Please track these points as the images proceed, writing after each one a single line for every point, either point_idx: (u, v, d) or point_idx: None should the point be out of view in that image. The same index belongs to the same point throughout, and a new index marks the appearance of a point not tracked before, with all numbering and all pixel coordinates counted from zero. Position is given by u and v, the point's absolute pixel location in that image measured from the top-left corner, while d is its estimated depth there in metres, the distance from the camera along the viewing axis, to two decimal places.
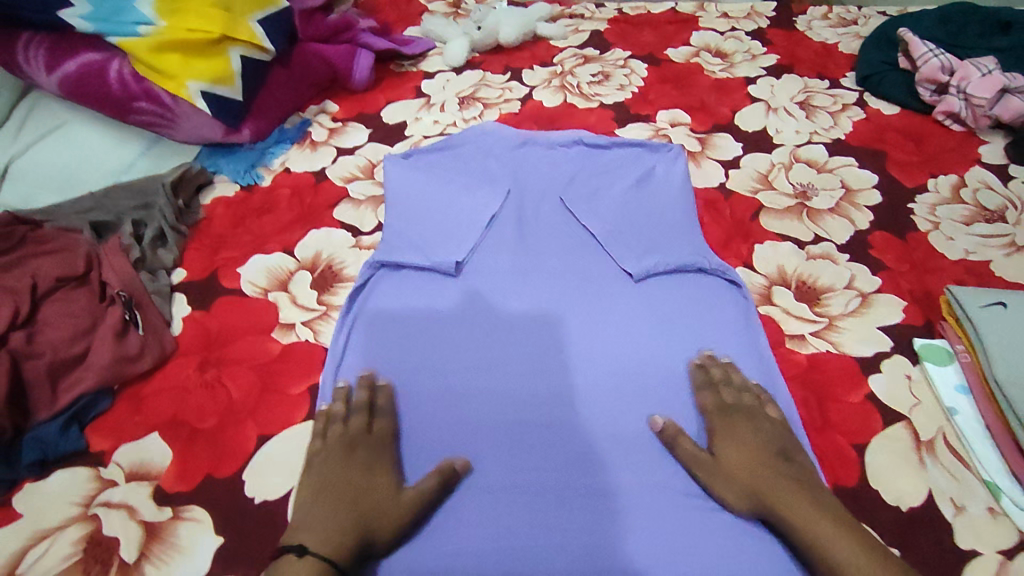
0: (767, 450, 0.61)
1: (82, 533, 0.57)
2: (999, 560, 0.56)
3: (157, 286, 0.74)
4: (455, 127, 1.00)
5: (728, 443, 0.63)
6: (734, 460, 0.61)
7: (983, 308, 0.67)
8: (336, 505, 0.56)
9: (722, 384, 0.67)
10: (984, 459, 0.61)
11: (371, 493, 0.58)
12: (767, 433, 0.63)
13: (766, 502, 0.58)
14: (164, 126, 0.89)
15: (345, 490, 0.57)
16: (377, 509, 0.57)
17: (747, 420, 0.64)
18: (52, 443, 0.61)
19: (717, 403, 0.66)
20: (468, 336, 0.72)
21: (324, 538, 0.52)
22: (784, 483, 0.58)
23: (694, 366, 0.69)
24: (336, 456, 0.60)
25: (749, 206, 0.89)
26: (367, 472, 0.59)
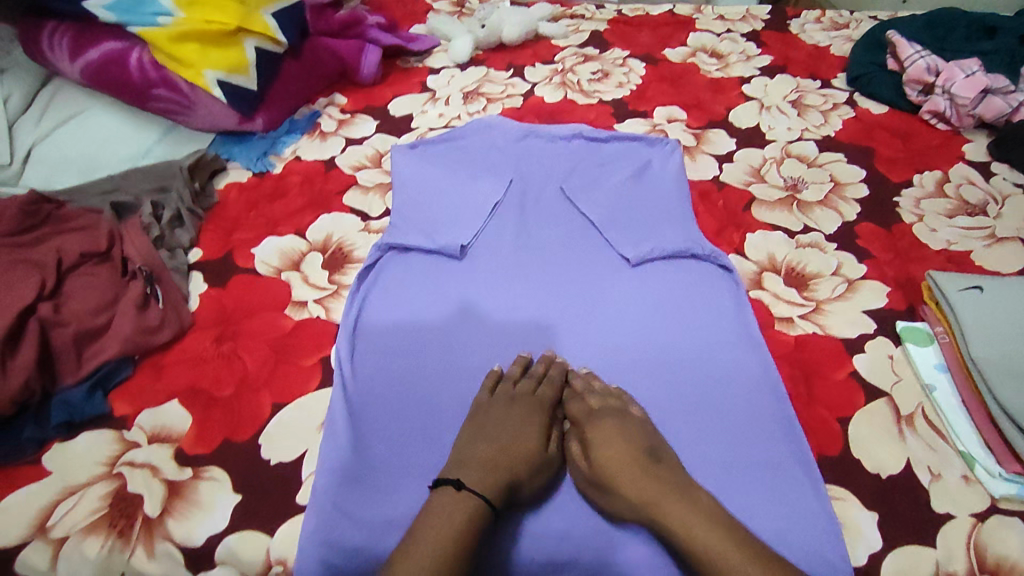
0: (630, 450, 0.60)
1: (108, 490, 0.60)
2: (970, 521, 0.60)
3: (175, 263, 0.77)
4: (460, 119, 1.04)
5: (599, 448, 0.61)
6: (602, 463, 0.61)
7: (961, 292, 0.71)
8: (497, 452, 0.61)
9: (588, 392, 0.67)
10: (960, 432, 0.65)
11: (528, 445, 0.62)
12: (630, 434, 0.62)
13: (637, 505, 0.57)
14: (181, 113, 0.93)
15: (509, 441, 0.62)
16: (524, 457, 0.61)
17: (613, 420, 0.63)
18: (79, 406, 0.64)
19: (585, 409, 0.66)
20: (465, 328, 0.74)
21: (481, 479, 0.58)
22: (652, 485, 0.58)
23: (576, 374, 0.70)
24: (493, 408, 0.65)
25: (742, 197, 0.93)
26: (529, 427, 0.64)
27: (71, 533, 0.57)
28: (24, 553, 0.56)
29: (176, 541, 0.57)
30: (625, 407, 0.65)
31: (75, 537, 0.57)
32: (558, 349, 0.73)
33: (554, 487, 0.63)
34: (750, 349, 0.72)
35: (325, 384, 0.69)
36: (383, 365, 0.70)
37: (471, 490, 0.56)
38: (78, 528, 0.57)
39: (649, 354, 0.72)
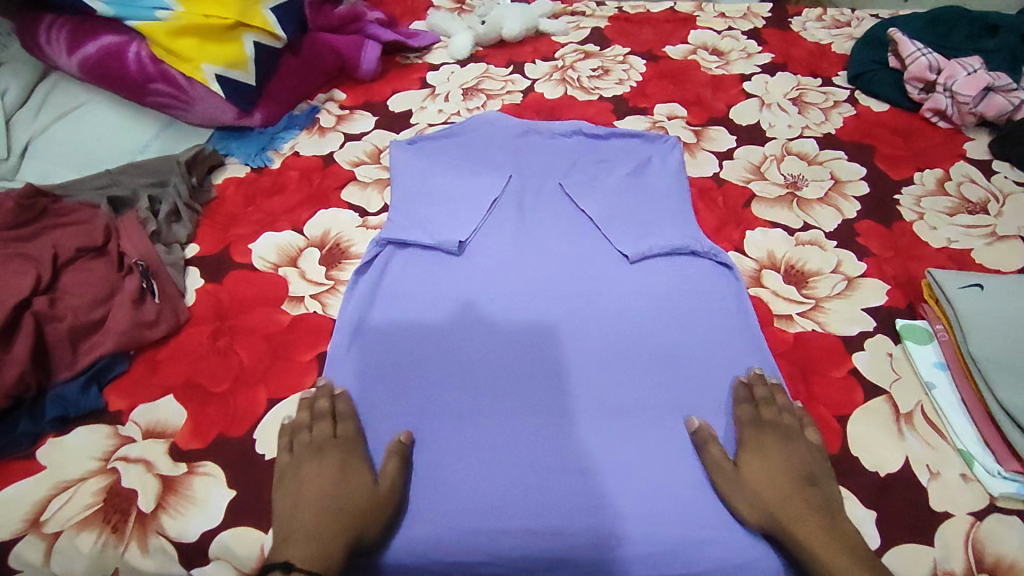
0: (792, 468, 0.61)
1: (101, 485, 0.60)
2: (968, 520, 0.59)
3: (172, 258, 0.77)
4: (459, 116, 1.03)
5: (755, 458, 0.62)
6: (757, 471, 0.61)
7: (961, 289, 0.70)
8: (314, 515, 0.56)
9: (765, 402, 0.66)
10: (959, 430, 0.65)
11: (342, 492, 0.58)
12: (797, 454, 0.62)
13: (778, 517, 0.58)
14: (178, 107, 0.93)
15: (328, 494, 0.58)
16: (345, 509, 0.57)
17: (779, 438, 0.63)
18: (74, 400, 0.64)
19: (755, 418, 0.65)
20: (466, 330, 0.73)
21: (307, 553, 0.52)
22: (806, 505, 0.58)
23: (739, 381, 0.68)
24: (306, 462, 0.60)
25: (741, 194, 0.92)
26: (337, 474, 0.59)
27: (65, 528, 0.57)
28: (19, 547, 0.56)
29: (171, 537, 0.57)
30: (800, 429, 0.64)
31: (70, 531, 0.57)
32: (560, 348, 0.72)
33: (541, 488, 0.62)
34: (748, 345, 0.72)
35: (322, 379, 0.69)
36: (383, 366, 0.69)
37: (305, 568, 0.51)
38: (72, 522, 0.57)
39: (650, 353, 0.71)
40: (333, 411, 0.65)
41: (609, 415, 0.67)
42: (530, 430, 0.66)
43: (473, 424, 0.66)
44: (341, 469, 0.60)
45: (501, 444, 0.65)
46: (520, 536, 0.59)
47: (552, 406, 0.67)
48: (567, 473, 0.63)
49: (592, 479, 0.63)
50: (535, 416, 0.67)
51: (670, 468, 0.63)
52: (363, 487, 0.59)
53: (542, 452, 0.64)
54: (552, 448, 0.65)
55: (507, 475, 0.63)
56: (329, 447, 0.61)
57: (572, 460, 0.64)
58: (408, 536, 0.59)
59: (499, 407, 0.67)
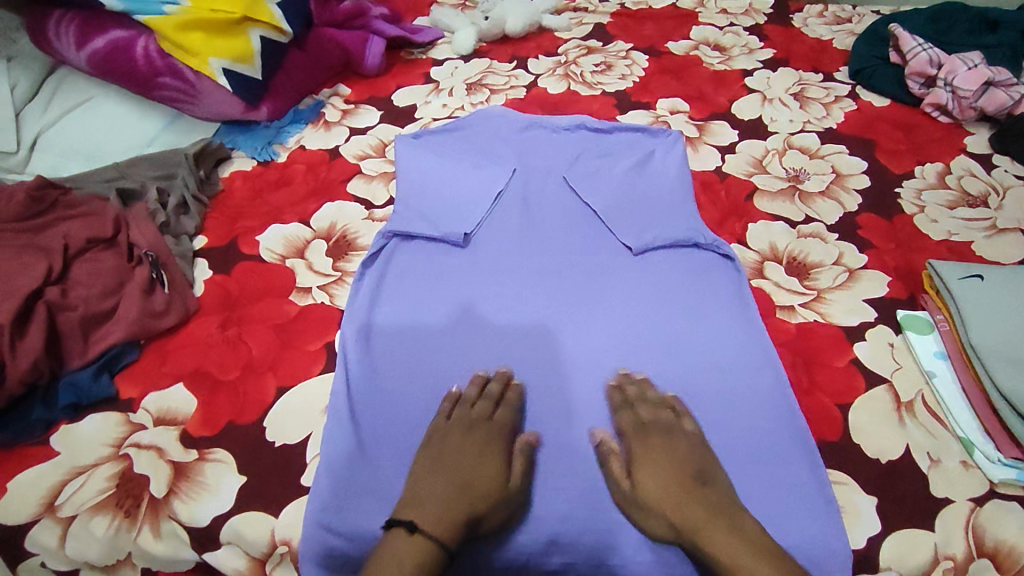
0: (681, 473, 0.60)
1: (114, 471, 0.60)
2: (969, 506, 0.60)
3: (181, 250, 0.78)
4: (463, 110, 1.04)
5: (647, 470, 0.61)
6: (648, 482, 0.60)
7: (962, 280, 0.71)
8: (453, 488, 0.58)
9: (638, 401, 0.66)
10: (959, 418, 0.65)
11: (479, 475, 0.60)
12: (679, 456, 0.61)
13: (681, 529, 0.57)
14: (186, 102, 0.94)
15: (467, 474, 0.60)
16: (476, 487, 0.59)
17: (662, 439, 0.63)
18: (86, 389, 0.65)
19: (633, 422, 0.64)
20: (468, 324, 0.73)
21: (432, 517, 0.56)
22: (702, 510, 0.57)
23: (611, 386, 0.68)
24: (452, 436, 0.63)
25: (744, 188, 0.93)
26: (480, 456, 0.61)
27: (80, 512, 0.58)
28: (34, 531, 0.57)
29: (183, 521, 0.58)
30: (677, 421, 0.64)
31: (84, 516, 0.58)
32: (560, 341, 0.72)
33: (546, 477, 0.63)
34: (749, 334, 0.72)
35: (330, 368, 0.70)
36: (388, 356, 0.70)
37: (429, 529, 0.55)
38: (86, 507, 0.58)
39: (651, 345, 0.72)
40: (502, 395, 0.67)
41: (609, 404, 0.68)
42: (532, 420, 0.66)
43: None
44: (484, 452, 0.62)
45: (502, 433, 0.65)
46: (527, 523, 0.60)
47: (552, 395, 0.68)
48: (567, 461, 0.64)
49: (592, 467, 0.63)
50: (535, 406, 0.67)
51: None
52: (495, 474, 0.60)
53: (544, 444, 0.65)
54: (552, 438, 0.65)
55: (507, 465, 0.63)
56: (480, 427, 0.63)
57: (571, 449, 0.65)
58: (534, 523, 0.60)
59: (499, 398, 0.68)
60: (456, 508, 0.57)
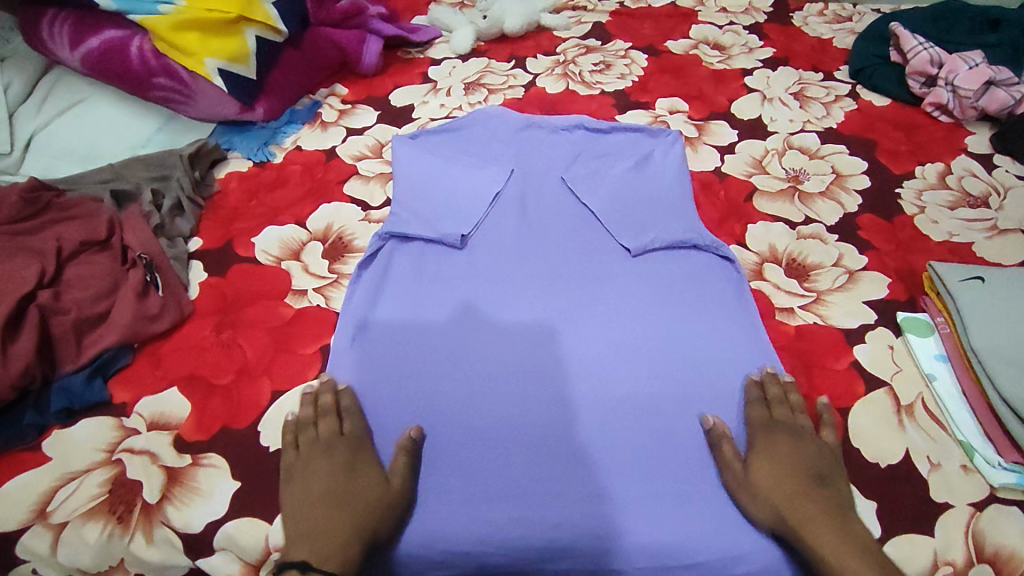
0: (806, 470, 0.59)
1: (106, 477, 0.60)
2: (969, 511, 0.59)
3: (175, 252, 0.77)
4: (461, 110, 1.03)
5: (762, 457, 0.61)
6: (768, 471, 0.60)
7: (962, 282, 0.70)
8: (327, 520, 0.55)
9: (778, 402, 0.65)
10: (960, 422, 0.64)
11: (355, 490, 0.58)
12: (812, 454, 0.61)
13: (787, 518, 0.57)
14: (181, 102, 0.93)
15: (343, 497, 0.57)
16: (354, 511, 0.56)
17: (790, 438, 0.62)
18: (79, 393, 0.64)
19: (765, 417, 0.64)
20: (466, 327, 0.73)
21: (316, 549, 0.53)
22: (817, 507, 0.57)
23: (750, 381, 0.68)
24: (316, 460, 0.60)
25: (743, 188, 0.92)
26: (345, 475, 0.59)
27: (71, 518, 0.57)
28: (25, 538, 0.56)
29: (176, 528, 0.58)
30: (814, 430, 0.63)
31: (75, 522, 0.57)
32: (561, 343, 0.72)
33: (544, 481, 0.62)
34: (749, 336, 0.72)
35: (325, 372, 0.69)
36: (387, 358, 0.70)
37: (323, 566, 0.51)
38: (78, 513, 0.57)
39: (651, 346, 0.72)
40: (336, 405, 0.64)
41: (610, 407, 0.67)
42: (534, 422, 0.66)
43: (478, 416, 0.66)
44: (351, 469, 0.59)
45: (501, 436, 0.65)
46: (523, 529, 0.59)
47: (554, 397, 0.68)
48: (568, 464, 0.63)
49: (590, 470, 0.63)
50: (535, 408, 0.67)
51: (675, 462, 0.63)
52: (373, 486, 0.58)
53: (540, 447, 0.64)
54: (551, 440, 0.65)
55: (507, 469, 0.63)
56: (336, 448, 0.61)
57: (572, 451, 0.64)
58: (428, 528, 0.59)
59: (500, 399, 0.67)
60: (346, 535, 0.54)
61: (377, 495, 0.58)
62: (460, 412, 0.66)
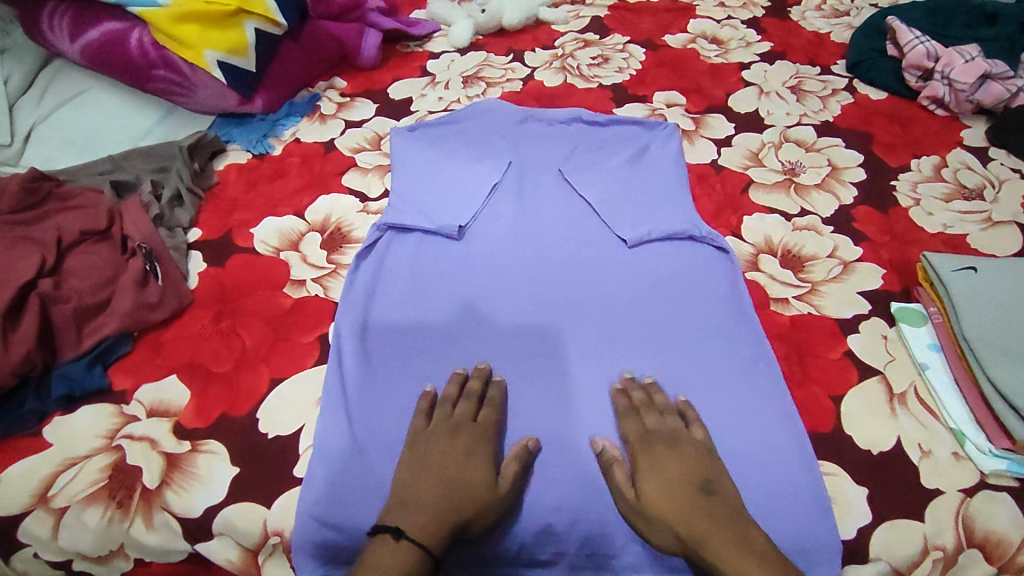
0: (687, 486, 0.57)
1: (106, 463, 0.60)
2: (959, 497, 0.60)
3: (175, 242, 0.78)
4: (459, 103, 1.04)
5: (648, 473, 0.59)
6: (655, 491, 0.57)
7: (955, 272, 0.71)
8: (437, 497, 0.56)
9: (644, 408, 0.64)
10: (952, 410, 0.65)
11: (470, 479, 0.58)
12: (686, 466, 0.58)
13: (691, 540, 0.54)
14: (180, 94, 0.94)
15: (455, 483, 0.57)
16: (458, 496, 0.56)
17: (667, 446, 0.60)
18: (79, 380, 0.65)
19: (636, 432, 0.62)
20: (464, 316, 0.73)
21: (417, 521, 0.54)
22: (711, 523, 0.54)
23: (615, 390, 0.67)
24: (437, 440, 0.61)
25: (739, 180, 0.93)
26: (463, 461, 0.59)
27: (72, 503, 0.58)
28: (27, 522, 0.57)
29: (175, 512, 0.58)
30: (684, 428, 0.63)
31: (77, 506, 0.58)
32: (558, 333, 0.72)
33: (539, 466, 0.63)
34: (743, 326, 0.72)
35: (324, 360, 0.70)
36: (387, 347, 0.70)
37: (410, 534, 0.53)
38: (79, 497, 0.58)
39: (647, 337, 0.72)
40: (482, 393, 0.65)
41: (611, 397, 0.67)
42: (531, 411, 0.66)
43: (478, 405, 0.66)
44: (430, 458, 0.59)
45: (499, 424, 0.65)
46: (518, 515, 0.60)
47: (552, 386, 0.68)
48: (565, 452, 0.64)
49: (585, 457, 0.63)
50: (532, 396, 0.67)
51: None
52: (482, 478, 0.58)
53: (538, 436, 0.65)
54: (548, 429, 0.65)
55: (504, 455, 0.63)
56: (446, 434, 0.61)
57: (569, 440, 0.64)
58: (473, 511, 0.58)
59: (499, 389, 0.68)
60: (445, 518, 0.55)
61: (483, 491, 0.58)
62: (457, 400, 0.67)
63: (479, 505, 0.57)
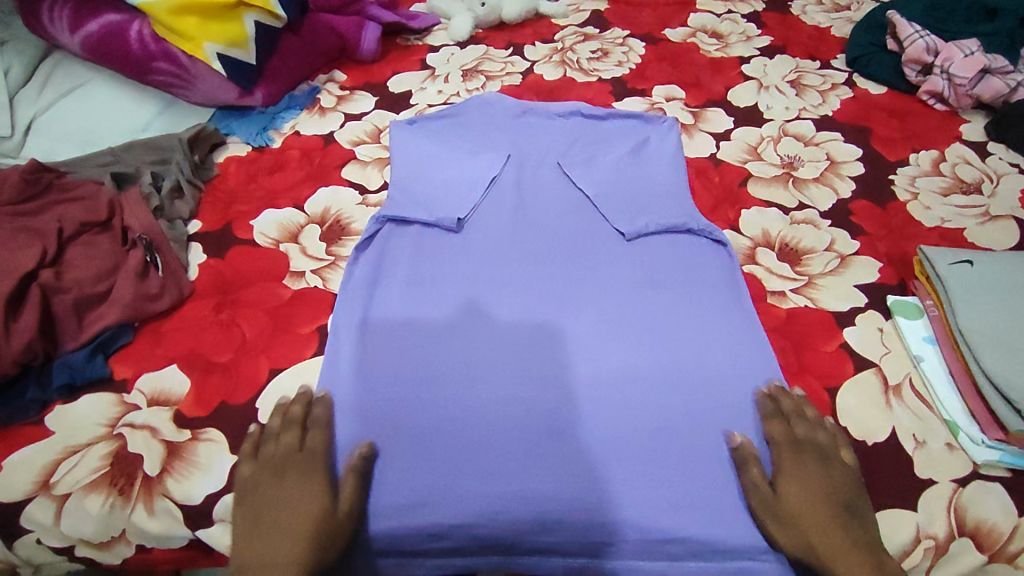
0: (826, 500, 0.56)
1: (107, 451, 0.61)
2: (952, 486, 0.60)
3: (175, 233, 0.78)
4: (459, 96, 1.04)
5: (792, 482, 0.58)
6: (794, 503, 0.57)
7: (951, 266, 0.71)
8: (268, 549, 0.53)
9: (795, 417, 0.63)
10: (946, 401, 0.65)
11: (301, 511, 0.55)
12: (834, 478, 0.58)
13: (821, 555, 0.54)
14: (180, 86, 0.94)
15: (287, 527, 0.54)
16: (292, 539, 0.53)
17: (818, 462, 0.59)
18: (80, 369, 0.65)
19: (782, 436, 0.62)
20: (463, 307, 0.74)
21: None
22: (835, 542, 0.54)
23: (762, 395, 0.66)
24: (265, 482, 0.57)
25: (738, 174, 0.93)
26: (288, 500, 0.56)
27: (74, 490, 0.58)
28: (30, 508, 0.58)
29: (176, 499, 0.59)
30: (838, 451, 0.60)
31: (78, 493, 0.58)
32: (557, 323, 0.73)
33: (535, 455, 0.63)
34: (741, 318, 0.73)
35: (322, 351, 0.70)
36: (386, 337, 0.71)
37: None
38: (81, 485, 0.59)
39: (646, 328, 0.73)
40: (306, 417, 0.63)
41: (608, 387, 0.68)
42: (528, 400, 0.67)
43: (477, 396, 0.67)
44: (255, 505, 0.56)
45: (497, 413, 0.66)
46: (512, 503, 0.60)
47: (551, 374, 0.69)
48: (562, 441, 0.64)
49: (581, 446, 0.64)
50: (530, 386, 0.68)
51: (660, 440, 0.64)
52: (315, 506, 0.56)
53: (535, 425, 0.65)
54: (546, 417, 0.66)
55: (499, 445, 0.64)
56: (268, 474, 0.58)
57: (565, 427, 0.65)
58: (456, 503, 0.60)
59: (498, 380, 0.68)
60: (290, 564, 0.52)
61: (323, 517, 0.55)
62: (455, 390, 0.67)
63: (325, 534, 0.55)
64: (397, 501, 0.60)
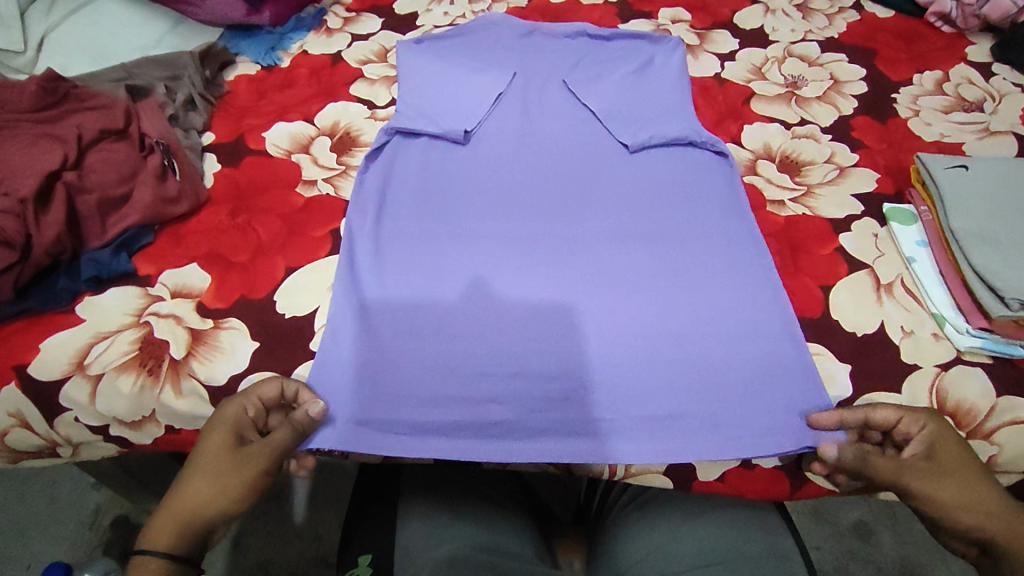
0: (979, 478, 0.56)
1: (135, 336, 0.65)
2: (935, 371, 0.64)
3: (190, 142, 0.81)
4: (465, 18, 1.04)
5: (946, 463, 0.56)
6: (955, 475, 0.56)
7: (947, 170, 0.72)
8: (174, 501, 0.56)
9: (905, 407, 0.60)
10: (935, 298, 0.68)
11: (199, 457, 0.56)
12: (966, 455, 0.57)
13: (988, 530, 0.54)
14: (188, 4, 0.95)
15: (185, 478, 0.56)
16: (188, 494, 0.55)
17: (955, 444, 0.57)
18: (106, 263, 0.68)
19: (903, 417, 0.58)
20: (467, 214, 0.76)
21: (162, 533, 0.54)
22: (1001, 511, 0.54)
23: (772, 299, 0.69)
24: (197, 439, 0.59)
25: (742, 92, 0.94)
26: (195, 449, 0.57)
27: (107, 370, 0.63)
28: (67, 387, 0.62)
29: (202, 380, 0.63)
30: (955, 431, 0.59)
31: (111, 374, 0.63)
32: (560, 227, 0.75)
33: (538, 339, 0.67)
34: (739, 225, 0.75)
35: (335, 252, 0.73)
36: (399, 240, 0.74)
37: (147, 547, 0.54)
38: (113, 366, 0.63)
39: (646, 234, 0.75)
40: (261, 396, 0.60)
41: (606, 284, 0.71)
42: (532, 296, 0.70)
43: (483, 296, 0.70)
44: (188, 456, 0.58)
45: (501, 309, 0.69)
46: (517, 382, 0.65)
47: (554, 272, 0.72)
48: (564, 329, 0.68)
49: (581, 336, 0.67)
50: (537, 283, 0.71)
51: (655, 330, 0.68)
52: (212, 457, 0.56)
53: (537, 318, 0.69)
54: (554, 306, 0.69)
55: (501, 337, 0.67)
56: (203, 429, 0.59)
57: (566, 318, 0.68)
58: (462, 385, 0.64)
59: (507, 279, 0.71)
60: (176, 520, 0.55)
61: (211, 470, 0.56)
62: (468, 286, 0.70)
63: (214, 487, 0.55)
64: (410, 384, 0.64)
